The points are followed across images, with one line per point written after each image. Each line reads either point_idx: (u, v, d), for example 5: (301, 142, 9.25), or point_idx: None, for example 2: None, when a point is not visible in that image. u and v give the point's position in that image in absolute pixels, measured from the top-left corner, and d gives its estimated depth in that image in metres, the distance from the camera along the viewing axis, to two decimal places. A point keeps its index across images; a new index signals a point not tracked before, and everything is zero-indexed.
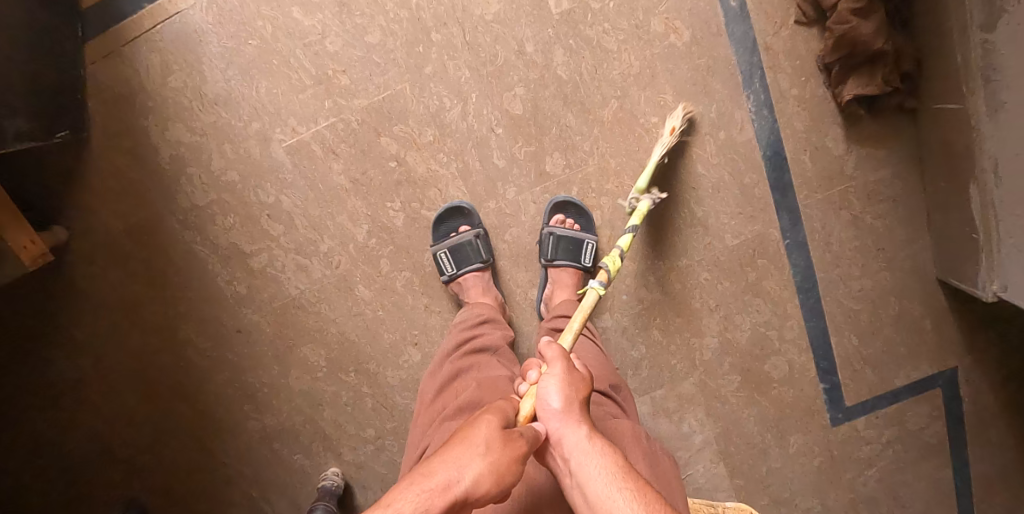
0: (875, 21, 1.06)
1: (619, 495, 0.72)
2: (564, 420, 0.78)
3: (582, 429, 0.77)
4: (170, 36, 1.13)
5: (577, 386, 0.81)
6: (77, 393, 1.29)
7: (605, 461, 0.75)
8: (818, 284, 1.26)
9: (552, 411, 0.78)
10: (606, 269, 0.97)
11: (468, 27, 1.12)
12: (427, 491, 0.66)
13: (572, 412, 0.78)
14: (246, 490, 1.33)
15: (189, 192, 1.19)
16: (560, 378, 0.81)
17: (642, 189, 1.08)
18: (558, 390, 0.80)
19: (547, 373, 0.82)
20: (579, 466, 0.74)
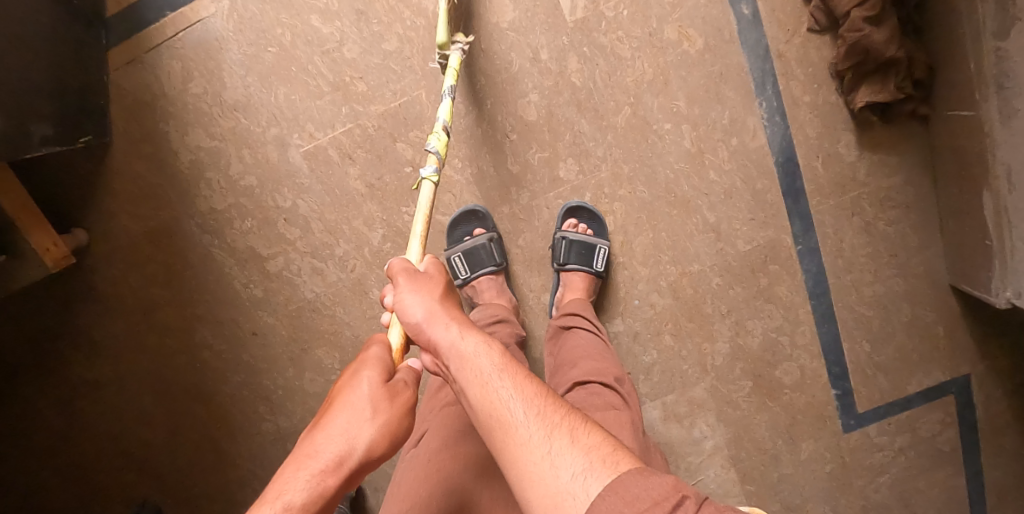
0: (887, 29, 1.07)
1: (504, 390, 0.75)
2: (432, 330, 0.79)
3: (452, 326, 0.79)
4: (191, 43, 1.15)
5: (432, 287, 0.82)
6: (94, 392, 1.31)
7: (486, 356, 0.77)
8: (829, 290, 1.27)
9: (417, 322, 0.79)
10: (432, 153, 0.91)
11: (483, 35, 1.13)
12: (319, 473, 0.68)
13: (436, 318, 0.79)
14: (259, 490, 1.34)
15: (207, 196, 1.21)
16: (413, 287, 0.81)
17: (445, 42, 0.99)
18: (417, 298, 0.80)
19: (400, 285, 0.82)
20: (460, 370, 0.77)
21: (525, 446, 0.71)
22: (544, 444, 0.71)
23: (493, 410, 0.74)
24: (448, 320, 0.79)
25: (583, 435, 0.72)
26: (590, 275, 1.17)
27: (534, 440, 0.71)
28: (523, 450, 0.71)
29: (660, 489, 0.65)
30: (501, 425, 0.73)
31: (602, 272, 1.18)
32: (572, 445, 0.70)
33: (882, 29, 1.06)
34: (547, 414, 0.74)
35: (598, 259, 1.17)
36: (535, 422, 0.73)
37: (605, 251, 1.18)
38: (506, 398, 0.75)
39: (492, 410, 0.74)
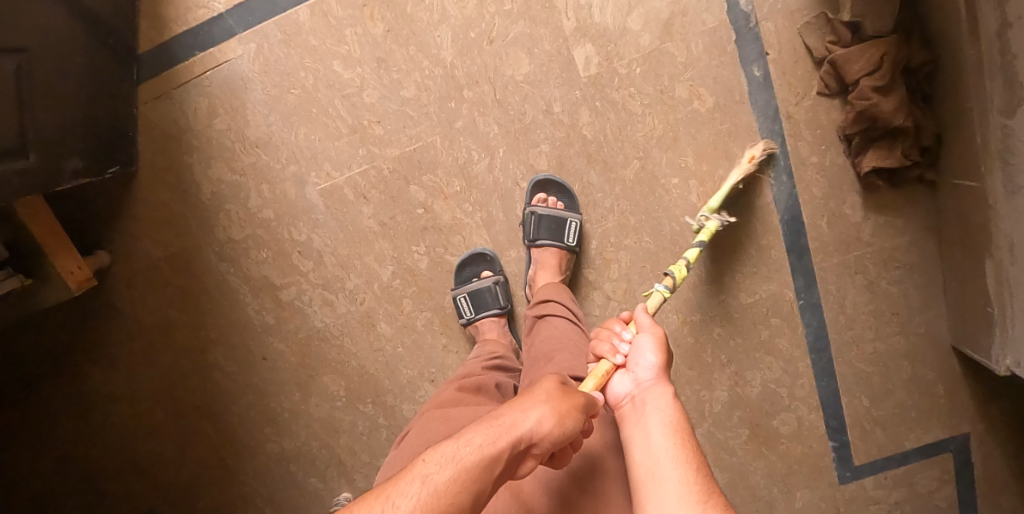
0: (896, 98, 1.07)
1: (670, 450, 0.80)
2: (647, 379, 0.87)
3: (667, 389, 0.86)
4: (217, 81, 1.19)
5: (666, 349, 0.90)
6: (109, 406, 1.36)
7: (672, 421, 0.83)
8: (829, 345, 1.28)
9: (647, 363, 0.88)
10: (670, 276, 1.02)
11: (499, 86, 1.16)
12: (495, 428, 0.72)
13: (662, 376, 0.87)
14: (262, 508, 1.38)
15: (226, 226, 1.25)
16: (658, 338, 0.90)
17: (714, 208, 1.10)
18: (653, 347, 0.89)
19: (644, 334, 0.91)
20: (648, 413, 0.84)
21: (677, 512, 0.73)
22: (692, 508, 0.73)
23: (653, 459, 0.79)
24: (665, 385, 0.86)
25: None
26: (563, 250, 1.18)
27: (679, 506, 0.74)
28: (663, 502, 0.75)
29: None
30: (653, 476, 0.78)
31: (575, 246, 1.18)
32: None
33: (890, 98, 1.07)
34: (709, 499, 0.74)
35: (569, 234, 1.18)
36: (689, 486, 0.75)
37: (577, 225, 1.18)
38: (668, 457, 0.79)
39: (657, 459, 0.79)
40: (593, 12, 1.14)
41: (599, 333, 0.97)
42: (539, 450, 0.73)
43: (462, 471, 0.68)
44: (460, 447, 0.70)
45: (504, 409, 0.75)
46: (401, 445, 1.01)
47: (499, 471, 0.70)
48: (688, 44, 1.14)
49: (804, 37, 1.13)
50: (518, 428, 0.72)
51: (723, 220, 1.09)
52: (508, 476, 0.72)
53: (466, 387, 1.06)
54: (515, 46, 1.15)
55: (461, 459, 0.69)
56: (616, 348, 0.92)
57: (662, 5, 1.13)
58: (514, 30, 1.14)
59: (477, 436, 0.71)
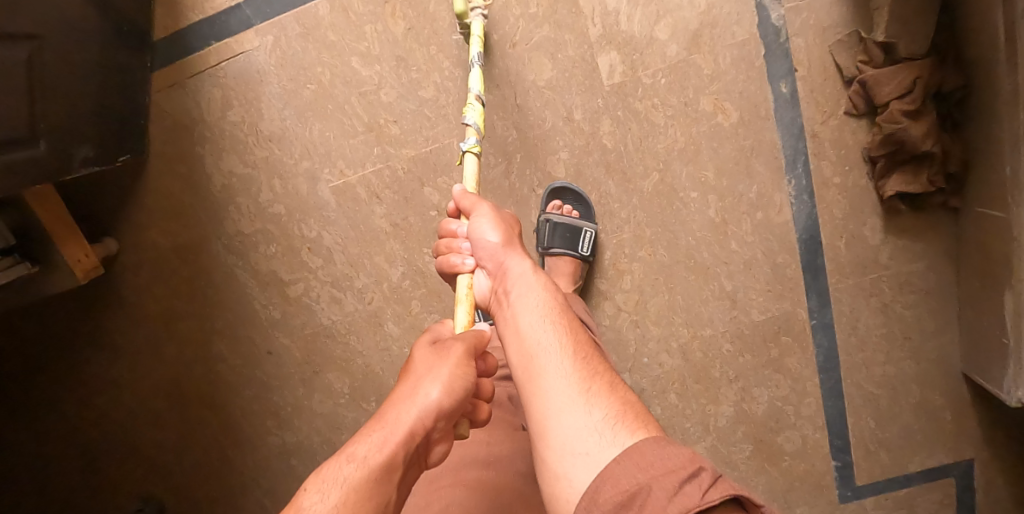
0: (925, 124, 1.05)
1: (548, 331, 0.81)
2: (500, 259, 0.86)
3: (526, 261, 0.87)
4: (233, 73, 1.17)
5: (507, 222, 0.90)
6: (111, 391, 1.35)
7: (541, 296, 0.84)
8: (839, 366, 1.27)
9: (489, 245, 0.87)
10: (471, 126, 0.93)
11: (519, 91, 1.14)
12: (382, 430, 0.69)
13: (512, 248, 0.87)
14: (259, 499, 1.38)
15: (235, 219, 1.23)
16: (495, 215, 0.89)
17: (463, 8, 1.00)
18: (495, 229, 0.87)
19: (478, 214, 0.89)
20: (516, 299, 0.84)
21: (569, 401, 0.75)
22: (580, 392, 0.75)
23: (530, 347, 0.80)
24: (520, 254, 0.87)
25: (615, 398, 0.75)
26: (576, 259, 1.16)
27: (567, 383, 0.76)
28: (551, 390, 0.76)
29: (677, 459, 0.68)
30: (537, 361, 0.79)
31: (588, 256, 1.16)
32: (604, 400, 0.75)
33: (919, 123, 1.05)
34: (588, 363, 0.79)
35: (584, 243, 1.16)
36: (574, 370, 0.78)
37: (592, 235, 1.16)
38: (547, 339, 0.80)
39: (535, 345, 0.80)
40: (620, 20, 1.11)
41: (441, 243, 0.95)
42: (437, 427, 0.72)
43: (353, 489, 0.64)
44: (344, 466, 0.66)
45: (388, 409, 0.72)
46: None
47: (400, 471, 0.68)
48: (715, 57, 1.11)
49: (835, 56, 1.10)
50: (403, 422, 0.70)
51: (483, 16, 1.00)
52: (413, 468, 0.71)
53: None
54: (538, 51, 1.12)
55: (350, 479, 0.65)
56: (464, 254, 0.91)
57: (691, 16, 1.10)
58: (538, 34, 1.12)
59: (367, 445, 0.68)
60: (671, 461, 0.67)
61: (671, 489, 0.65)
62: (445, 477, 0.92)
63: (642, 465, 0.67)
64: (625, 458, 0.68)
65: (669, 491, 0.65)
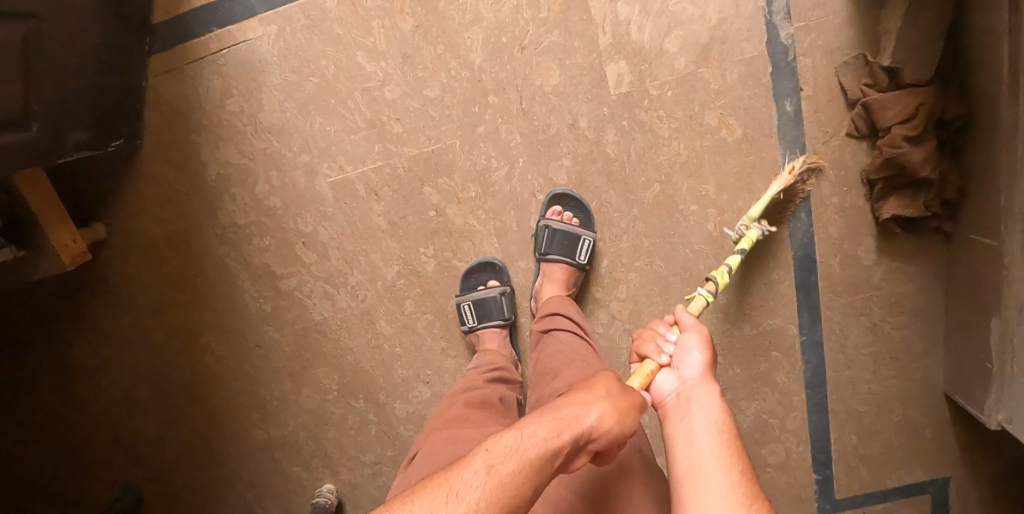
0: (926, 149, 1.06)
1: (714, 449, 0.76)
2: (694, 377, 0.84)
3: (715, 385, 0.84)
4: (234, 61, 1.14)
5: (711, 347, 0.88)
6: (93, 378, 1.33)
7: (722, 417, 0.80)
8: (826, 382, 1.28)
9: (693, 359, 0.85)
10: (714, 280, 0.99)
11: (526, 95, 1.13)
12: (559, 420, 0.71)
13: (708, 376, 0.84)
14: (242, 491, 1.37)
15: (230, 210, 1.21)
16: (702, 332, 0.88)
17: (754, 217, 1.06)
18: (700, 346, 0.86)
19: (691, 331, 0.89)
20: (692, 411, 0.80)
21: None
22: None
23: (696, 455, 0.76)
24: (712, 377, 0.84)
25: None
26: (572, 267, 1.16)
27: (726, 501, 0.72)
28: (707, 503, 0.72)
29: None
30: (701, 475, 0.74)
31: (585, 264, 1.16)
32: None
33: (920, 149, 1.06)
34: (753, 493, 0.73)
35: (582, 251, 1.16)
36: (736, 492, 0.72)
37: (589, 244, 1.16)
38: (711, 456, 0.75)
39: (700, 451, 0.76)
40: (630, 29, 1.10)
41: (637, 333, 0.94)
42: (596, 445, 0.73)
43: (526, 463, 0.68)
44: (523, 439, 0.69)
45: (562, 403, 0.75)
46: (410, 466, 0.96)
47: (557, 466, 0.70)
48: (723, 71, 1.11)
49: (840, 77, 1.11)
50: (581, 422, 0.71)
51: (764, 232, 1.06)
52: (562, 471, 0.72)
53: (471, 402, 1.04)
54: (547, 56, 1.11)
55: (523, 451, 0.68)
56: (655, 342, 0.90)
57: (702, 29, 1.10)
58: (548, 39, 1.11)
59: (542, 429, 0.70)
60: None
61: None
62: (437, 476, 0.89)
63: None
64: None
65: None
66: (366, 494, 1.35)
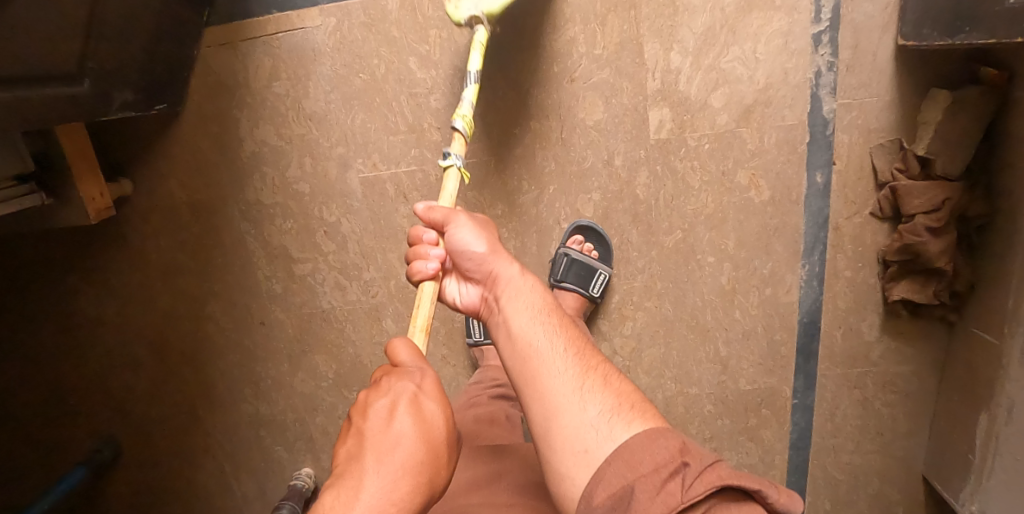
0: (944, 241, 1.09)
1: (544, 329, 0.79)
2: (488, 261, 0.82)
3: (513, 264, 0.83)
4: (288, 45, 1.15)
5: (484, 227, 0.85)
6: (92, 328, 1.33)
7: (533, 298, 0.82)
8: (810, 446, 1.30)
9: (475, 250, 0.82)
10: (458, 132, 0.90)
11: (567, 126, 1.15)
12: None
13: (498, 253, 0.83)
14: (220, 462, 1.38)
15: (258, 188, 1.23)
16: (472, 223, 0.84)
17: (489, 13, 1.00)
18: (475, 234, 0.83)
19: (453, 226, 0.83)
20: (505, 303, 0.82)
21: (578, 397, 0.75)
22: (575, 390, 0.75)
23: (535, 340, 0.79)
24: (508, 258, 0.83)
25: (615, 389, 0.76)
26: (584, 298, 1.19)
27: (565, 379, 0.76)
28: (554, 394, 0.75)
29: (664, 453, 0.69)
30: (535, 364, 0.77)
31: (597, 297, 1.19)
32: (600, 394, 0.75)
33: (939, 240, 1.09)
34: (584, 359, 0.78)
35: (596, 284, 1.19)
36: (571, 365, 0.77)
37: (604, 278, 1.19)
38: (544, 336, 0.79)
39: (537, 334, 0.79)
40: (679, 79, 1.12)
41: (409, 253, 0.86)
42: None
43: None
44: None
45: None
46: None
47: None
48: (762, 134, 1.13)
49: (873, 158, 1.13)
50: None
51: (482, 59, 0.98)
52: None
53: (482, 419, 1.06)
54: (594, 92, 1.13)
55: None
56: (431, 259, 0.84)
57: (748, 90, 1.12)
58: (598, 75, 1.13)
59: None
60: (658, 460, 0.68)
61: (655, 489, 0.67)
62: (461, 495, 0.92)
63: (629, 465, 0.69)
64: (620, 455, 0.70)
65: (654, 493, 0.66)
66: None
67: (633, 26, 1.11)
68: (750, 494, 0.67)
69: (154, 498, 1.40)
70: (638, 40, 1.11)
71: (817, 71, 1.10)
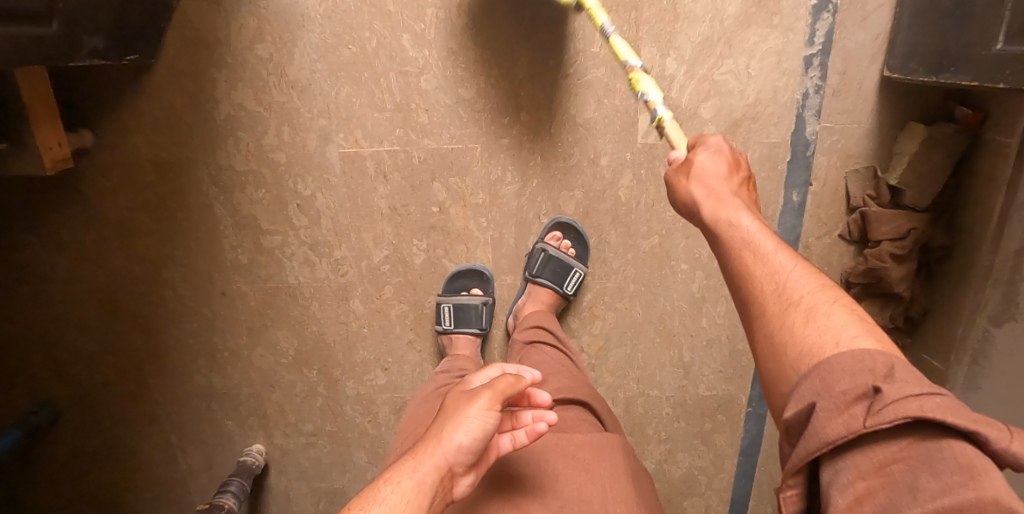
0: (906, 268, 1.13)
1: (763, 264, 0.71)
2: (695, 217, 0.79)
3: (726, 209, 0.76)
4: (275, 7, 1.10)
5: (693, 177, 0.80)
6: (36, 285, 1.26)
7: (747, 234, 0.73)
8: (759, 453, 1.34)
9: (691, 194, 0.80)
10: None
11: (557, 121, 1.14)
12: (422, 470, 0.75)
13: (711, 200, 0.77)
14: (166, 433, 1.33)
15: (231, 153, 1.17)
16: (693, 169, 0.81)
17: None
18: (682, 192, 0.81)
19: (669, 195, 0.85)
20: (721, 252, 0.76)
21: (791, 331, 0.65)
22: (777, 329, 0.66)
23: (751, 277, 0.71)
24: (722, 205, 0.76)
25: (832, 325, 0.63)
26: (557, 294, 1.20)
27: (773, 316, 0.67)
28: (762, 332, 0.68)
29: (859, 377, 0.56)
30: (748, 301, 0.70)
31: (570, 294, 1.21)
32: (802, 331, 0.64)
33: (901, 267, 1.13)
34: (795, 298, 0.67)
35: (570, 282, 1.20)
36: (774, 302, 0.68)
37: (579, 277, 1.20)
38: (762, 271, 0.70)
39: (757, 257, 0.71)
40: (672, 86, 1.13)
41: None
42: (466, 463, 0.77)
43: None
44: (390, 490, 0.74)
45: (423, 442, 0.78)
46: None
47: (429, 503, 0.74)
48: (746, 148, 1.15)
49: (847, 183, 1.16)
50: (443, 445, 0.76)
51: None
52: (440, 500, 0.76)
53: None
54: (587, 89, 1.13)
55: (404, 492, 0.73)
56: None
57: (737, 104, 1.13)
58: (593, 73, 1.12)
59: (403, 476, 0.75)
60: (849, 384, 0.56)
61: (838, 409, 0.56)
62: None
63: (824, 384, 0.58)
64: (817, 370, 0.59)
65: (835, 413, 0.56)
66: (295, 462, 1.35)
67: (632, 27, 1.10)
68: (967, 430, 0.52)
69: (92, 465, 1.34)
70: (635, 43, 1.11)
71: (805, 93, 1.13)
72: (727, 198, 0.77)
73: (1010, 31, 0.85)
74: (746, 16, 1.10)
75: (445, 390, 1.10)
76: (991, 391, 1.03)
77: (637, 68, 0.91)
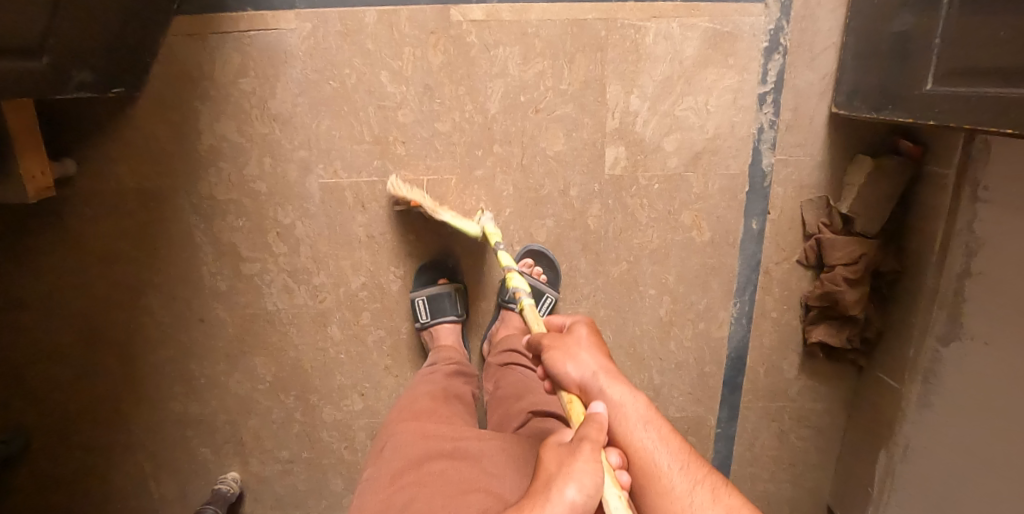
0: (860, 292, 1.20)
1: (655, 444, 0.82)
2: (589, 377, 0.85)
3: (618, 383, 0.85)
4: (258, 44, 1.15)
5: (582, 346, 0.89)
6: (12, 313, 1.26)
7: (644, 411, 0.84)
8: (728, 472, 1.38)
9: (570, 370, 0.86)
10: None
11: (529, 153, 1.20)
12: None
13: (603, 374, 0.86)
14: (141, 461, 1.33)
15: (212, 183, 1.21)
16: (577, 338, 0.90)
17: None
18: (574, 357, 0.87)
19: (559, 352, 0.88)
20: (616, 426, 0.83)
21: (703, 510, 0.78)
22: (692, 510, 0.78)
23: (653, 463, 0.81)
24: (614, 382, 0.85)
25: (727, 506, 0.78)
26: None
27: (682, 488, 0.80)
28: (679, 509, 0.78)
29: None
30: (655, 479, 0.80)
31: (542, 319, 1.25)
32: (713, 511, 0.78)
33: (855, 291, 1.19)
34: (690, 472, 0.81)
35: (541, 307, 1.25)
36: (682, 480, 0.80)
37: (550, 302, 1.25)
38: (661, 454, 0.82)
39: (650, 457, 0.82)
40: (637, 121, 1.19)
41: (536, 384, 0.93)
42: None
43: None
44: None
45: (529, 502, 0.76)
46: (380, 459, 0.95)
47: None
48: (707, 179, 1.22)
49: (803, 211, 1.23)
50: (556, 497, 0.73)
51: None
52: None
53: (435, 397, 1.06)
54: (557, 124, 1.19)
55: None
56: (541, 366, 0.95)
57: (698, 138, 1.20)
58: (562, 109, 1.18)
59: None
60: None
61: None
62: (410, 474, 0.90)
63: None
64: None
65: None
66: (271, 489, 1.35)
67: (599, 66, 1.17)
68: None
69: (63, 495, 1.34)
70: (602, 80, 1.17)
71: (760, 128, 1.20)
72: (613, 370, 0.86)
73: (938, 75, 0.93)
74: (704, 56, 1.17)
75: (432, 376, 1.13)
76: (943, 407, 1.09)
77: (515, 270, 1.10)
